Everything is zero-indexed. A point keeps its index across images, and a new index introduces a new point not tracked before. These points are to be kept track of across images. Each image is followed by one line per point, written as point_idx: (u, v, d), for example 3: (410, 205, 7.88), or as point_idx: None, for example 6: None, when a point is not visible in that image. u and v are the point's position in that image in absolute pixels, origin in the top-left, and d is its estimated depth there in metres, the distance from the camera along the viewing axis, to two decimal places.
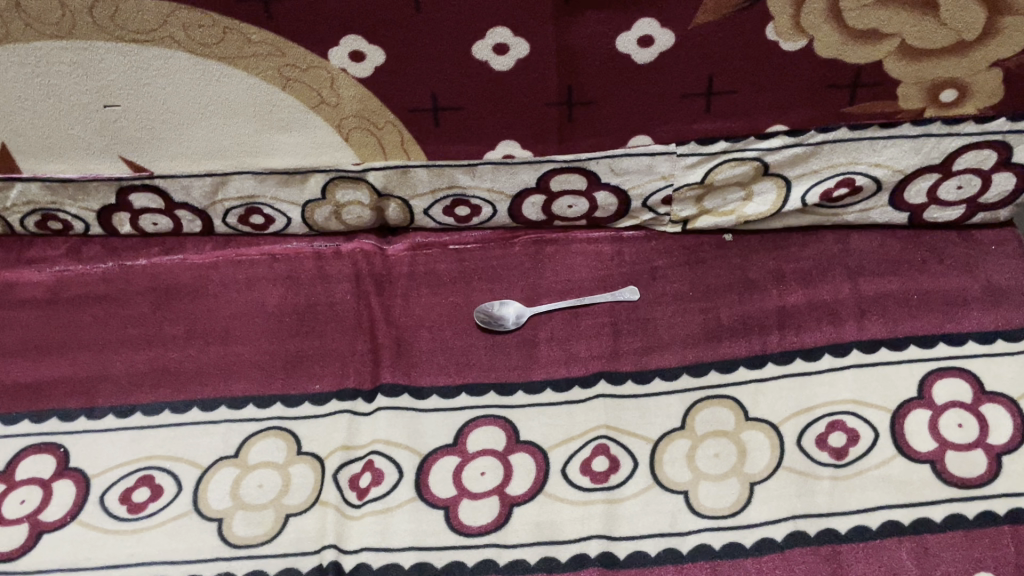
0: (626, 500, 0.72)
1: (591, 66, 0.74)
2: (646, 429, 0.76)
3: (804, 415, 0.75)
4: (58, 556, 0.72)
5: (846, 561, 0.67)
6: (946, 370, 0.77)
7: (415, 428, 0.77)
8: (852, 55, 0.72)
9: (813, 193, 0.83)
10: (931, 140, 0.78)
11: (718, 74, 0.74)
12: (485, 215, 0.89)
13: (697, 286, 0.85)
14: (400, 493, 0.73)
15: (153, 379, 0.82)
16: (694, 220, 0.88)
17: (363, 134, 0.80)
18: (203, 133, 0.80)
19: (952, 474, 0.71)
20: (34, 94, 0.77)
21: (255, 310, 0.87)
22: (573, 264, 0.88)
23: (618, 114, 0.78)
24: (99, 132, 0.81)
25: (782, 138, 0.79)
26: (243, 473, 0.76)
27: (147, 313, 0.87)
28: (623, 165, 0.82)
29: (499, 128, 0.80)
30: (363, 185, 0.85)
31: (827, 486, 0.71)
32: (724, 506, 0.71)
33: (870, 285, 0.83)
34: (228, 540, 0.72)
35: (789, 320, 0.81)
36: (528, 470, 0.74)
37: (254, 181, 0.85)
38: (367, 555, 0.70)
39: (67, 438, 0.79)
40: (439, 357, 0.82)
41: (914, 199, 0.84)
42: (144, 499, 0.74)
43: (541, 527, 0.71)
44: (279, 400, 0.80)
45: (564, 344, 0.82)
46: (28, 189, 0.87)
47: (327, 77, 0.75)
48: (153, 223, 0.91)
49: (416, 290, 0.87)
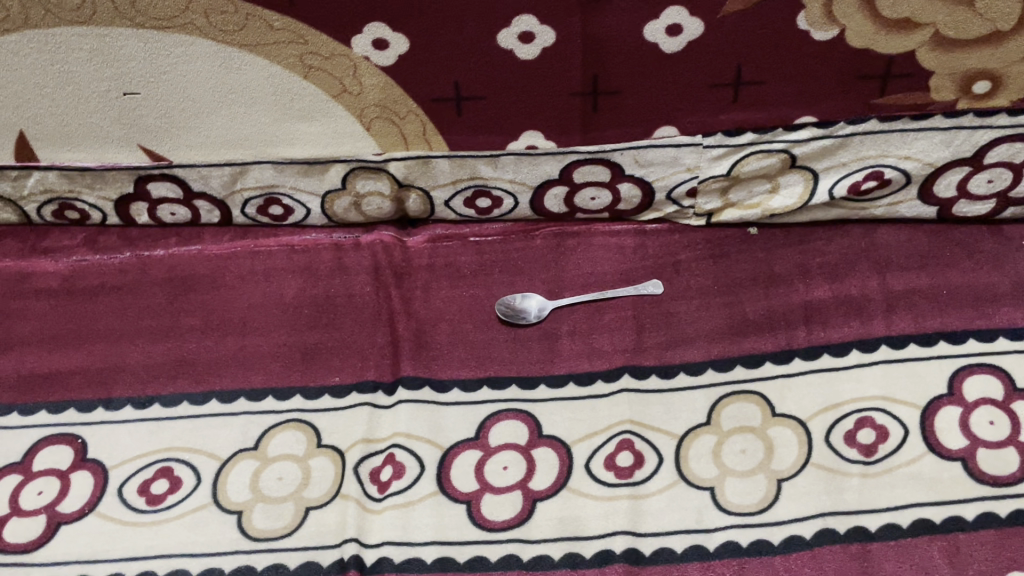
0: (651, 496, 0.71)
1: (617, 55, 0.72)
2: (671, 424, 0.75)
3: (831, 411, 0.74)
4: (75, 548, 0.71)
5: (876, 560, 0.66)
6: (976, 367, 0.75)
7: (437, 422, 0.76)
8: (885, 45, 0.71)
9: (841, 186, 0.82)
10: (963, 133, 0.77)
11: (746, 64, 0.73)
12: (507, 207, 0.88)
13: (721, 280, 0.84)
14: (422, 487, 0.72)
15: (171, 370, 0.81)
16: (718, 214, 0.86)
17: (384, 124, 0.79)
18: (223, 122, 0.80)
19: (983, 472, 0.70)
20: (52, 82, 0.76)
21: (273, 302, 0.86)
22: (595, 257, 0.87)
23: (644, 105, 0.77)
24: (118, 120, 0.80)
25: (811, 130, 0.78)
26: (263, 466, 0.75)
27: (165, 304, 0.86)
28: (648, 157, 0.81)
29: (522, 119, 0.79)
30: (383, 175, 0.84)
31: (856, 484, 0.70)
32: (751, 503, 0.70)
33: (898, 281, 0.82)
34: (248, 532, 0.71)
35: (815, 315, 0.80)
36: (552, 465, 0.73)
37: (274, 171, 0.84)
38: (389, 549, 0.69)
39: (85, 429, 0.78)
40: (460, 350, 0.81)
41: (943, 193, 0.83)
42: (163, 491, 0.74)
43: (565, 522, 0.70)
44: (298, 392, 0.79)
45: (586, 338, 0.81)
46: (45, 177, 0.86)
47: (350, 65, 0.74)
48: (171, 213, 0.90)
49: (435, 282, 0.86)
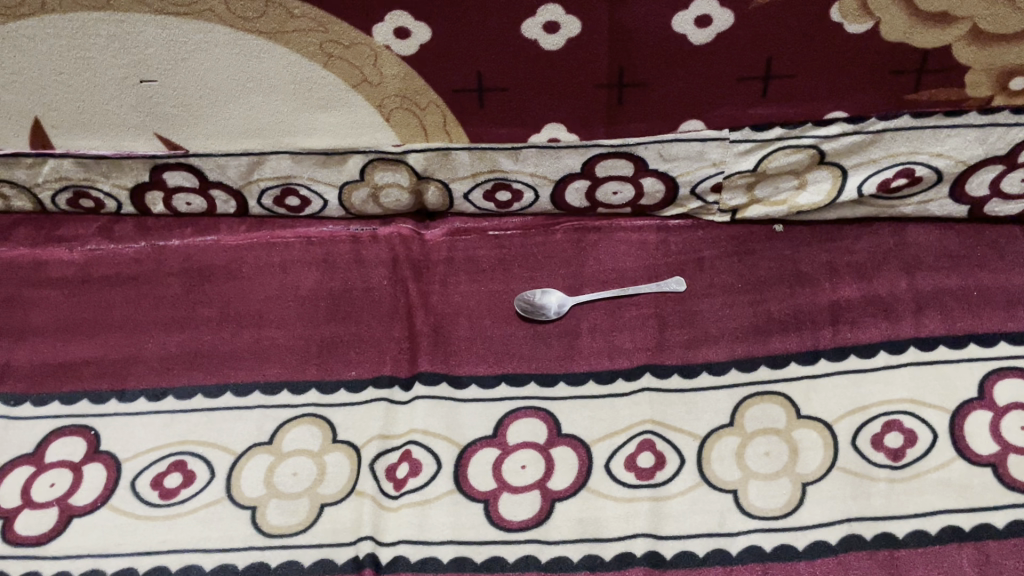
0: (673, 498, 0.69)
1: (644, 47, 0.71)
2: (693, 425, 0.73)
3: (858, 414, 0.72)
4: (88, 541, 0.70)
5: (904, 567, 0.64)
6: (1008, 370, 0.73)
7: (454, 419, 0.75)
8: (920, 39, 0.69)
9: (870, 183, 0.80)
10: (998, 130, 0.75)
11: (777, 57, 0.71)
12: (527, 201, 0.86)
13: (746, 278, 0.82)
14: (438, 485, 0.71)
15: (186, 362, 0.80)
16: (743, 210, 0.85)
17: (404, 115, 0.78)
18: (241, 111, 0.78)
19: (1014, 478, 0.68)
20: (69, 69, 0.75)
21: (290, 294, 0.84)
22: (616, 253, 0.86)
23: (671, 97, 0.75)
24: (135, 107, 0.79)
25: (841, 125, 0.76)
26: (277, 461, 0.74)
27: (180, 295, 0.85)
28: (673, 151, 0.79)
29: (545, 111, 0.77)
30: (403, 167, 0.83)
31: (884, 489, 0.68)
32: (775, 507, 0.68)
33: (927, 281, 0.80)
34: (262, 528, 0.70)
35: (842, 315, 0.78)
36: (571, 465, 0.72)
37: (291, 161, 0.83)
38: (405, 547, 0.68)
39: (98, 420, 0.77)
40: (478, 346, 0.80)
41: (976, 192, 0.81)
42: (176, 485, 0.73)
43: (584, 523, 0.69)
44: (313, 386, 0.78)
45: (607, 335, 0.80)
46: (60, 165, 0.85)
47: (370, 54, 0.72)
48: (186, 202, 0.89)
49: (454, 276, 0.85)
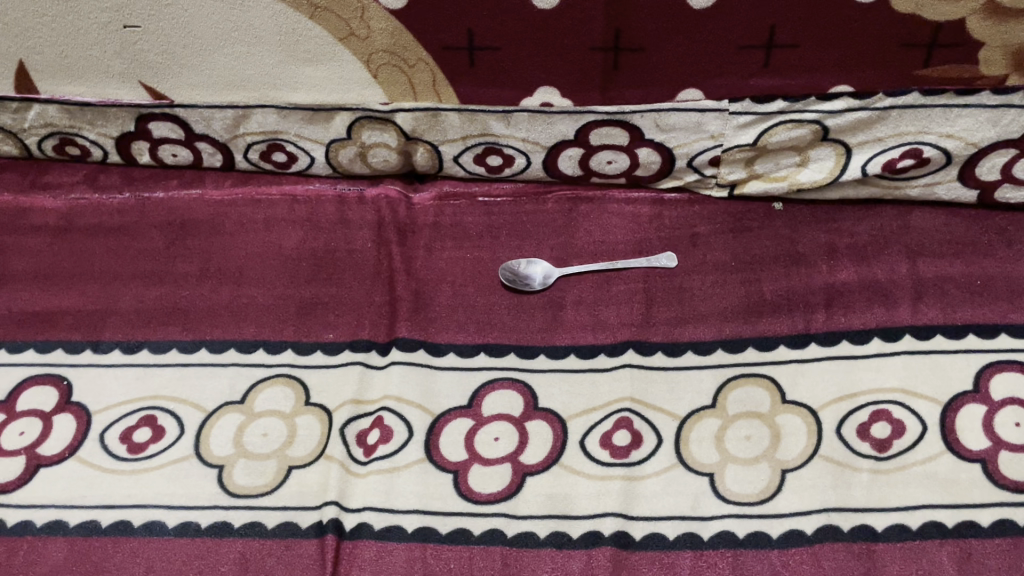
0: (647, 479, 0.67)
1: (642, 8, 0.68)
2: (673, 405, 0.71)
3: (846, 401, 0.70)
4: (53, 492, 0.70)
5: (880, 562, 0.62)
6: (1006, 364, 0.70)
7: (429, 386, 0.73)
8: (933, 11, 0.65)
9: (875, 162, 0.76)
10: (1012, 112, 0.71)
11: (781, 26, 0.68)
12: (518, 167, 0.84)
13: (740, 256, 0.79)
14: (408, 454, 0.70)
15: (162, 316, 0.79)
16: (741, 186, 0.81)
17: (393, 71, 0.75)
18: (226, 61, 0.76)
19: (1005, 476, 0.65)
20: (53, 11, 0.73)
21: (272, 253, 0.83)
22: (608, 224, 0.83)
23: (668, 64, 0.72)
24: (118, 54, 0.77)
25: (846, 100, 0.72)
26: (248, 421, 0.72)
27: (162, 248, 0.84)
28: (670, 120, 0.76)
29: (539, 73, 0.74)
30: (391, 126, 0.81)
31: (865, 480, 0.66)
32: (752, 493, 0.66)
33: (928, 268, 0.77)
34: (227, 488, 0.69)
35: (837, 299, 0.75)
36: (545, 439, 0.70)
37: (277, 115, 0.81)
38: (370, 514, 0.67)
39: (71, 370, 0.76)
40: (459, 313, 0.78)
41: (986, 176, 0.77)
42: (145, 440, 0.72)
43: (554, 500, 0.67)
44: (290, 347, 0.76)
45: (592, 309, 0.77)
46: (45, 111, 0.83)
47: (357, 7, 0.69)
48: (173, 154, 0.87)
49: (439, 242, 0.83)
